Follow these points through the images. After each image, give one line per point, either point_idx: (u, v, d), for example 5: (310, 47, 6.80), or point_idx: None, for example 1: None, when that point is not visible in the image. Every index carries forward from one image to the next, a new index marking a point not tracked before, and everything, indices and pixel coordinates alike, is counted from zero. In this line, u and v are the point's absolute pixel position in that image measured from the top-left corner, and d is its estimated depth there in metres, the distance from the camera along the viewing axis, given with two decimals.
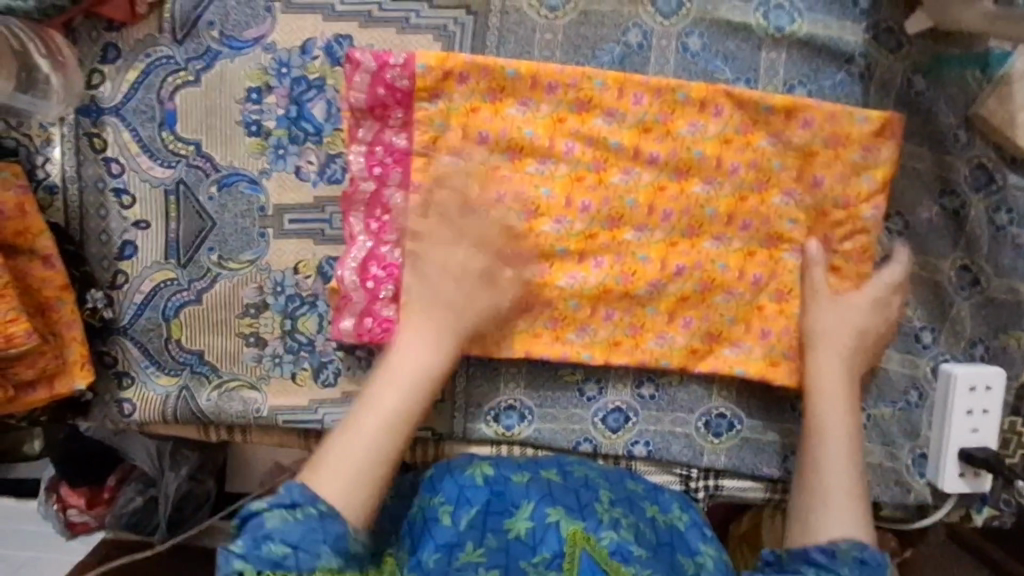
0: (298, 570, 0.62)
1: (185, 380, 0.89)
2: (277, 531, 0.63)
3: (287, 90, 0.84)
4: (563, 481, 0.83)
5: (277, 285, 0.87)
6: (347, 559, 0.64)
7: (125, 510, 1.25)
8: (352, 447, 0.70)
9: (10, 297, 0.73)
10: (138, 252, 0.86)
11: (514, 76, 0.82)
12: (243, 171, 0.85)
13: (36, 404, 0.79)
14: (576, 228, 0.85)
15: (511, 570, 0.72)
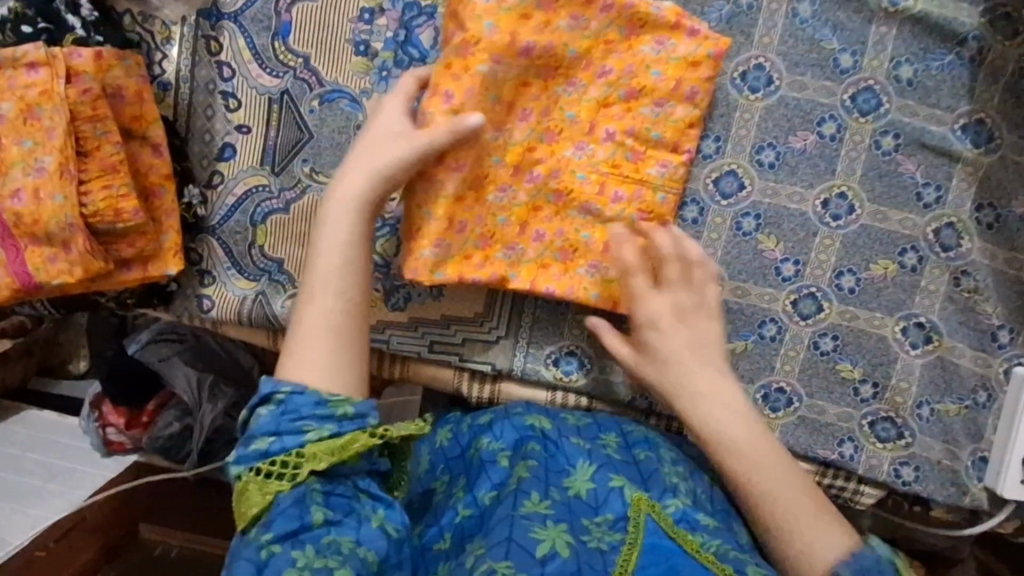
0: (287, 451, 0.62)
1: (263, 286, 0.91)
2: (257, 427, 0.63)
3: (397, 15, 0.86)
4: (623, 447, 0.83)
5: None
6: (340, 422, 0.64)
7: (162, 432, 1.31)
8: (308, 350, 0.67)
9: (124, 173, 0.77)
10: (236, 155, 0.90)
11: (625, 32, 0.83)
12: (345, 89, 0.88)
13: (129, 284, 0.83)
14: (680, 172, 0.86)
15: (575, 526, 0.68)
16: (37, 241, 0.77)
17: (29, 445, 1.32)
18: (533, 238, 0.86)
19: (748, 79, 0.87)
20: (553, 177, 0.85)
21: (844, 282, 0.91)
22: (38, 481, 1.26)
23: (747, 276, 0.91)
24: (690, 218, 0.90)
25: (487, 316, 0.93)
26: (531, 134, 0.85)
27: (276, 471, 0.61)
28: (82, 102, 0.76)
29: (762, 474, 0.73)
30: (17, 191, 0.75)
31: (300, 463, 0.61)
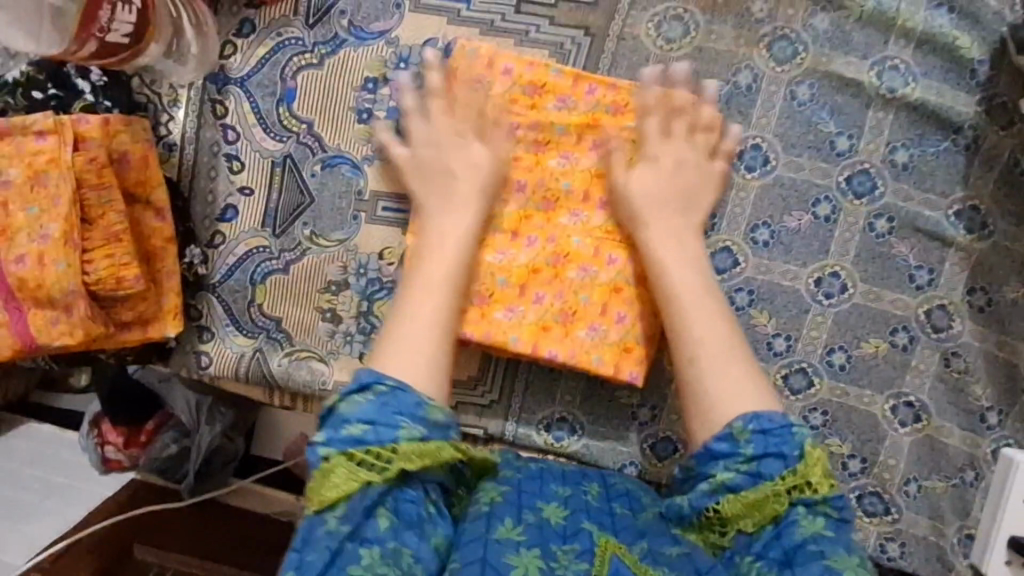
0: (380, 443, 0.63)
1: (261, 344, 0.93)
2: (352, 413, 0.64)
3: (401, 85, 0.87)
4: (604, 497, 0.75)
5: (360, 267, 0.91)
6: (430, 428, 0.66)
7: (159, 454, 1.33)
8: (420, 328, 0.72)
9: (127, 243, 0.79)
10: (237, 216, 0.91)
11: (612, 110, 0.86)
12: (347, 155, 0.89)
13: (127, 344, 0.84)
14: None
15: (547, 552, 0.63)
16: (40, 304, 0.78)
17: (32, 459, 1.38)
18: (533, 300, 0.87)
19: (745, 158, 0.88)
20: (549, 242, 0.87)
21: (835, 359, 0.91)
22: (36, 498, 1.30)
23: None
24: None
25: (481, 380, 0.94)
26: (529, 203, 0.87)
27: (368, 462, 0.63)
28: (88, 167, 0.78)
29: (705, 350, 0.78)
30: (23, 255, 0.77)
31: (392, 461, 0.63)
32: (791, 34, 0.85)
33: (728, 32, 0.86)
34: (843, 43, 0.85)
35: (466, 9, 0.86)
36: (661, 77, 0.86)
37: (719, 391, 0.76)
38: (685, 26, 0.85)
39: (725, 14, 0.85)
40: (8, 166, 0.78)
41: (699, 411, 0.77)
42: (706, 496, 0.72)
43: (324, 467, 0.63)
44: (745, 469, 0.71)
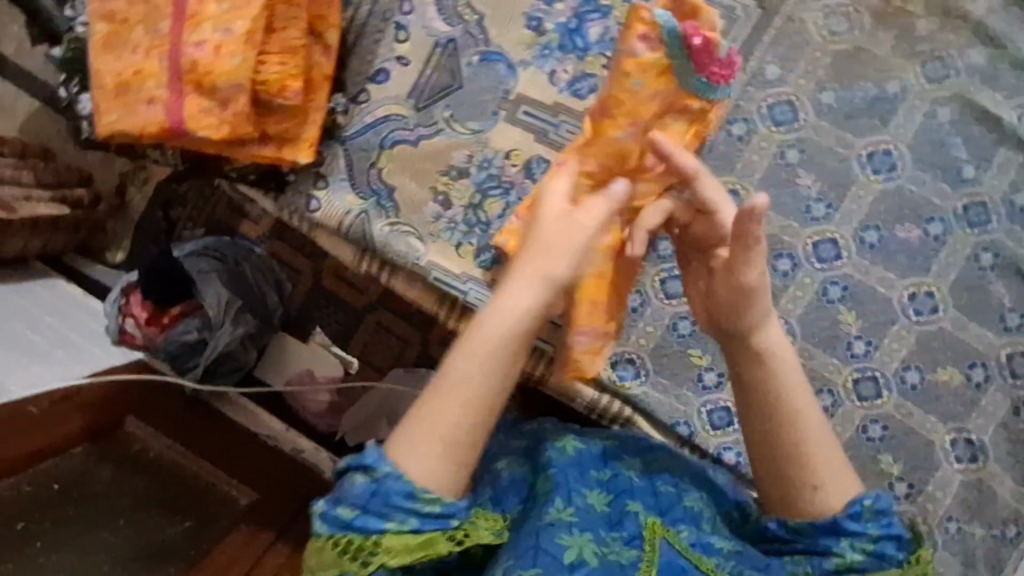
0: (364, 533, 0.56)
1: (368, 207, 0.95)
2: (345, 493, 0.56)
3: (575, 6, 0.93)
4: (646, 473, 0.71)
5: (484, 161, 0.95)
6: (424, 518, 0.56)
7: (179, 338, 1.20)
8: (463, 399, 0.56)
9: (299, 58, 0.84)
10: (388, 81, 0.95)
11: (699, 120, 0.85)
12: (507, 55, 0.94)
13: (261, 158, 0.88)
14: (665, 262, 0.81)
15: (597, 535, 0.63)
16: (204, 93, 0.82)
17: (52, 311, 1.21)
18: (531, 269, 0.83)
19: (874, 161, 0.91)
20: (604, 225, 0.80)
21: (909, 377, 0.93)
22: (47, 345, 1.09)
23: (817, 342, 0.93)
24: (781, 270, 0.93)
25: None
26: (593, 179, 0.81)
27: (353, 549, 0.55)
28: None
29: (809, 413, 0.65)
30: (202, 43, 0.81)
31: (376, 555, 0.55)
32: (947, 58, 0.90)
33: (888, 41, 0.91)
34: (992, 80, 0.90)
35: None
36: (819, 65, 0.91)
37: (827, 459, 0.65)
38: (850, 24, 0.91)
39: (889, 25, 0.91)
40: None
41: (786, 483, 0.65)
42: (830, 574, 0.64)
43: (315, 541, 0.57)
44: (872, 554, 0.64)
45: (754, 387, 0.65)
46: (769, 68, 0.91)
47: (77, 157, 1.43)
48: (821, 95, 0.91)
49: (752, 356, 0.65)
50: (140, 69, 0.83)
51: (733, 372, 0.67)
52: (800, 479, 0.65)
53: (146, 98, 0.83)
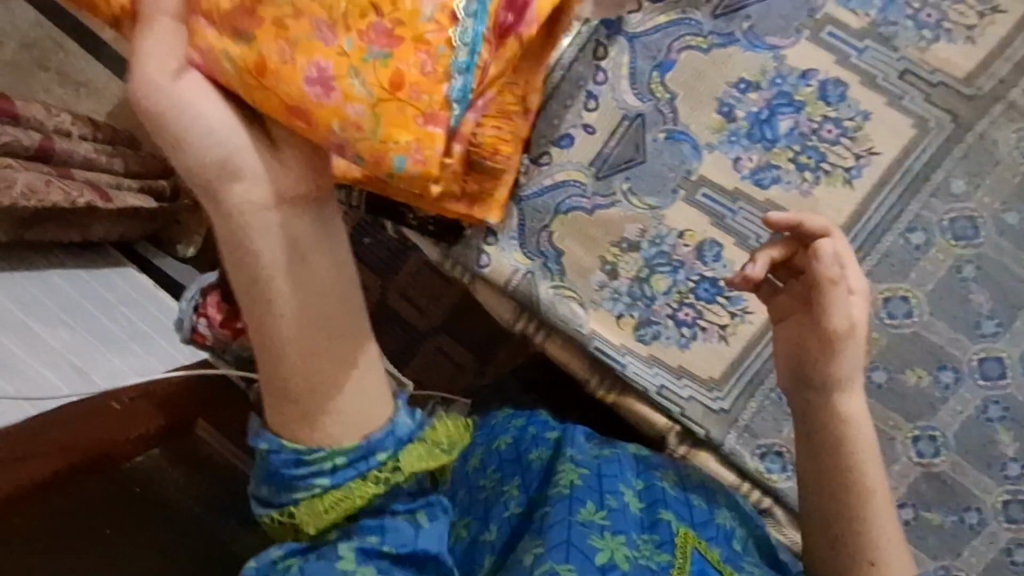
0: (302, 489, 0.59)
1: (535, 268, 0.96)
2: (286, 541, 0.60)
3: (769, 97, 0.93)
4: (683, 488, 0.80)
5: (657, 237, 0.95)
6: (336, 472, 0.59)
7: None
8: (329, 359, 0.60)
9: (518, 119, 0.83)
10: (571, 147, 0.95)
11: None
12: (693, 136, 0.95)
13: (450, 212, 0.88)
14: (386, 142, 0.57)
15: (630, 539, 0.71)
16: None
17: (124, 299, 1.27)
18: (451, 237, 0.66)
19: None
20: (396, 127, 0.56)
21: None
22: (124, 337, 1.17)
23: (970, 458, 0.94)
24: (942, 381, 0.94)
25: (716, 385, 0.95)
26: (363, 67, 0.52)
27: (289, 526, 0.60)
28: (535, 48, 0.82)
29: (869, 462, 0.73)
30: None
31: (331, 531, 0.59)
32: None
33: None
34: None
35: (856, 58, 0.92)
36: (1007, 186, 0.92)
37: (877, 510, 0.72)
38: None
39: None
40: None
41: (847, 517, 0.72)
42: None
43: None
44: None
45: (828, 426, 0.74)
46: (956, 182, 0.92)
47: (152, 133, 1.45)
48: (1005, 215, 0.92)
49: (829, 411, 0.74)
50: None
51: (801, 413, 0.76)
52: (841, 517, 0.73)
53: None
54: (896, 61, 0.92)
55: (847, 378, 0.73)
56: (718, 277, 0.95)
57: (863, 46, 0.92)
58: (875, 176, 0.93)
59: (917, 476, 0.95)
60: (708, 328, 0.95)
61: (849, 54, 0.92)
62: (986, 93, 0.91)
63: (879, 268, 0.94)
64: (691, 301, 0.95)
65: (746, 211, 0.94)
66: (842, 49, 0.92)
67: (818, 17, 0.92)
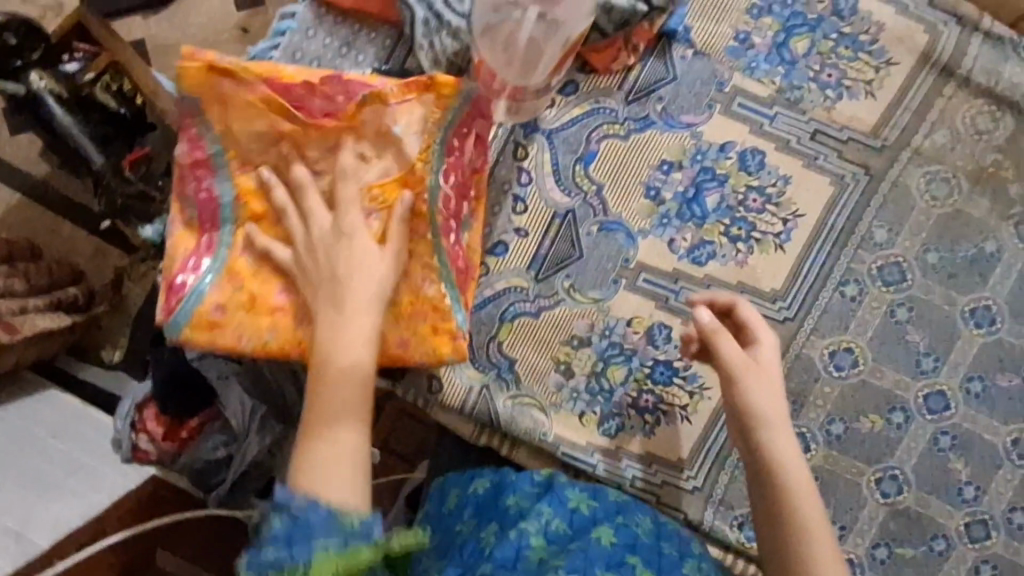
0: (298, 561, 0.64)
1: (489, 381, 0.93)
2: (269, 537, 0.66)
3: (693, 174, 0.94)
4: (653, 535, 0.81)
5: (607, 329, 0.94)
6: (342, 535, 0.65)
7: (203, 455, 1.08)
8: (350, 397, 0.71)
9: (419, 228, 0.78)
10: (506, 253, 0.93)
11: (347, 197, 0.76)
12: (626, 224, 0.94)
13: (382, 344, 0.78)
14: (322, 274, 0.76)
15: None
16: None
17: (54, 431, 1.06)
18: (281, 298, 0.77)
19: (976, 316, 0.96)
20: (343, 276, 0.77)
21: (1015, 516, 0.98)
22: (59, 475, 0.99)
23: (930, 488, 0.98)
24: (894, 422, 0.97)
25: (687, 464, 0.96)
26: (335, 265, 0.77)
27: None
28: (420, 166, 0.77)
29: (803, 501, 0.73)
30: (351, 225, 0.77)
31: None
32: None
33: (985, 203, 0.95)
34: None
35: (770, 124, 0.94)
36: (923, 229, 0.95)
37: (820, 554, 0.70)
38: (950, 187, 0.95)
39: (986, 186, 0.95)
40: (341, 136, 0.76)
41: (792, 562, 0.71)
42: None
43: None
44: None
45: (758, 466, 0.75)
46: (879, 232, 0.95)
47: (51, 237, 1.30)
48: (927, 255, 0.96)
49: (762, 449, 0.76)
50: (266, 254, 0.77)
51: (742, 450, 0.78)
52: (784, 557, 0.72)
53: (273, 288, 0.77)
54: (806, 122, 0.94)
55: (767, 415, 0.76)
56: (672, 358, 0.95)
57: (774, 112, 0.94)
58: (805, 237, 0.95)
59: (885, 515, 0.97)
60: (670, 411, 0.96)
61: (762, 122, 0.94)
62: (893, 143, 0.94)
63: (821, 324, 0.96)
64: (649, 387, 0.95)
65: (689, 289, 0.95)
66: (755, 118, 0.94)
67: (727, 90, 0.93)
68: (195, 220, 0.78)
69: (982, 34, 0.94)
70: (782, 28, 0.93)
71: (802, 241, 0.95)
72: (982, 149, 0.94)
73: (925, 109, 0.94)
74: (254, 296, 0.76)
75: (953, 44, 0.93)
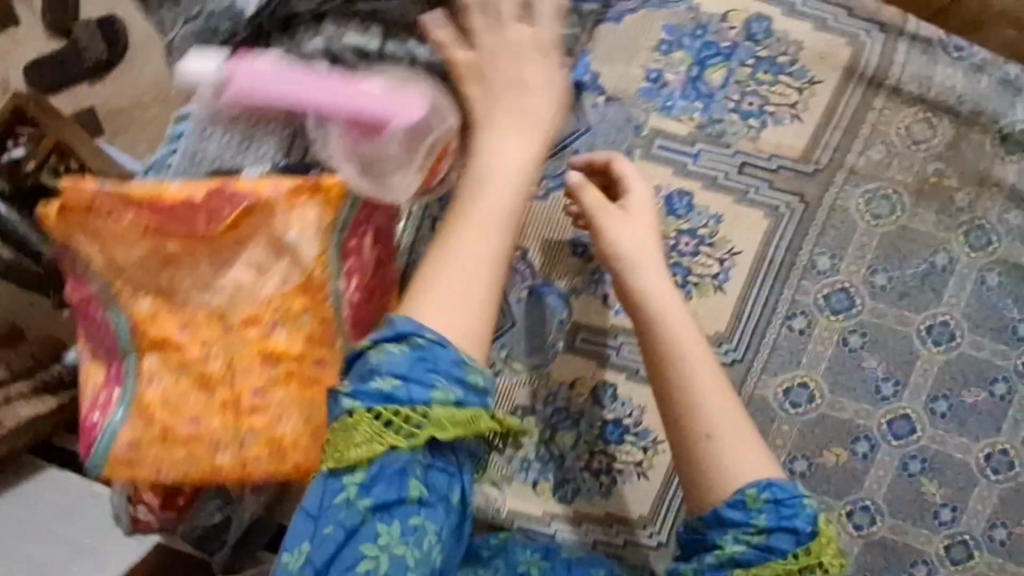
0: (412, 404, 0.56)
1: None
2: (381, 364, 0.57)
3: None
4: None
5: (550, 395, 0.92)
6: (467, 391, 0.57)
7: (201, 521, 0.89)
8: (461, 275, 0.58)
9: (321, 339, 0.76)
10: None
11: (245, 320, 0.75)
12: (556, 286, 0.90)
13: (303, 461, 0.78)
14: (231, 399, 0.76)
15: None
16: (283, 386, 0.77)
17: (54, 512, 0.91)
18: (193, 427, 0.76)
19: (933, 334, 0.92)
20: (254, 396, 0.76)
21: (997, 533, 0.95)
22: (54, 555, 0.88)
23: (904, 516, 0.95)
24: (859, 452, 0.94)
25: (650, 520, 0.94)
26: (246, 387, 0.76)
27: (394, 421, 0.56)
28: (318, 274, 0.75)
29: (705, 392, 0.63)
30: (256, 343, 0.76)
31: (422, 423, 0.56)
32: (987, 224, 0.90)
33: (932, 217, 0.89)
34: None
35: (694, 164, 0.88)
36: (868, 251, 0.90)
37: (714, 416, 0.61)
38: (893, 204, 0.89)
39: (930, 199, 0.89)
40: (233, 255, 0.74)
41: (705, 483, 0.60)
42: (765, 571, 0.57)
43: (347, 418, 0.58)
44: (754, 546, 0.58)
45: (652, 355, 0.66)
46: (820, 260, 0.90)
47: None
48: (875, 278, 0.91)
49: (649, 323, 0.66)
50: (172, 385, 0.76)
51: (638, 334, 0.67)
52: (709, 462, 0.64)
53: (183, 418, 0.76)
54: (731, 155, 0.88)
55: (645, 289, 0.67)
56: (620, 416, 0.93)
57: (696, 150, 0.88)
58: (744, 276, 0.90)
59: (862, 548, 0.94)
60: (625, 469, 0.94)
61: (685, 162, 0.88)
62: (826, 165, 0.88)
63: (770, 363, 0.92)
64: (600, 448, 0.94)
65: (629, 343, 0.92)
66: (677, 159, 0.88)
67: (644, 133, 0.88)
68: (101, 354, 0.77)
69: (908, 38, 0.87)
70: (694, 61, 0.87)
71: (740, 280, 0.91)
72: (922, 160, 0.88)
73: (856, 125, 0.88)
74: (164, 430, 0.76)
75: (878, 53, 0.86)
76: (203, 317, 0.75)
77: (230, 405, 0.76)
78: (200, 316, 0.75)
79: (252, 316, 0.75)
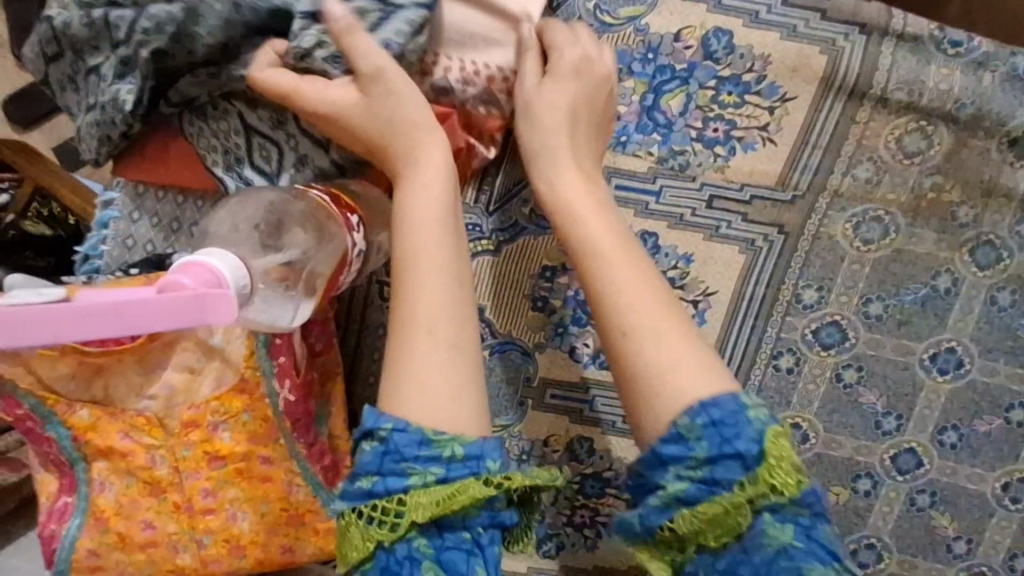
0: (390, 495, 0.56)
1: None
2: (359, 464, 0.57)
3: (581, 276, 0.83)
4: None
5: (523, 453, 0.87)
6: (450, 464, 0.56)
7: None
8: (432, 337, 0.59)
9: (268, 434, 0.73)
10: None
11: (184, 423, 0.72)
12: (519, 341, 0.85)
13: (268, 555, 0.75)
14: (183, 500, 0.74)
15: None
16: (234, 483, 0.74)
17: None
18: (146, 531, 0.74)
19: (938, 361, 0.83)
20: (204, 497, 0.73)
21: (1018, 564, 0.87)
22: None
23: (915, 550, 0.88)
24: (861, 490, 0.87)
25: (638, 569, 0.90)
26: (193, 489, 0.73)
27: (378, 518, 0.55)
28: (250, 373, 0.72)
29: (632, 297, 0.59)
30: (201, 444, 0.72)
31: (404, 509, 0.55)
32: (996, 239, 0.80)
33: (930, 235, 0.80)
34: None
35: (657, 202, 0.81)
36: (860, 278, 0.81)
37: (631, 318, 0.58)
38: (885, 225, 0.80)
39: (929, 216, 0.80)
40: (162, 359, 0.71)
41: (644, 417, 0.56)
42: (689, 497, 0.54)
43: (341, 522, 0.57)
44: (695, 479, 0.54)
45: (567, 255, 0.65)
46: (806, 292, 0.82)
47: None
48: (869, 307, 0.82)
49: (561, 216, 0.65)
50: (123, 490, 0.74)
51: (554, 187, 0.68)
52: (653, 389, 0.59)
53: (138, 524, 0.74)
54: (698, 189, 0.81)
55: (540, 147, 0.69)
56: (600, 470, 0.87)
57: (659, 187, 0.81)
58: (722, 314, 0.83)
59: None
60: (610, 522, 0.89)
61: (648, 201, 0.81)
62: (806, 190, 0.80)
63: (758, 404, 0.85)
64: (582, 501, 0.89)
65: (603, 396, 0.86)
66: (638, 198, 0.81)
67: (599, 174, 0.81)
68: (49, 463, 0.75)
69: (896, 37, 0.78)
70: (648, 88, 0.80)
71: (719, 320, 0.83)
72: (916, 175, 0.79)
73: (839, 143, 0.79)
74: (120, 535, 0.74)
75: (859, 59, 0.78)
76: (143, 422, 0.72)
77: (180, 508, 0.74)
78: (140, 421, 0.72)
79: (192, 418, 0.72)
